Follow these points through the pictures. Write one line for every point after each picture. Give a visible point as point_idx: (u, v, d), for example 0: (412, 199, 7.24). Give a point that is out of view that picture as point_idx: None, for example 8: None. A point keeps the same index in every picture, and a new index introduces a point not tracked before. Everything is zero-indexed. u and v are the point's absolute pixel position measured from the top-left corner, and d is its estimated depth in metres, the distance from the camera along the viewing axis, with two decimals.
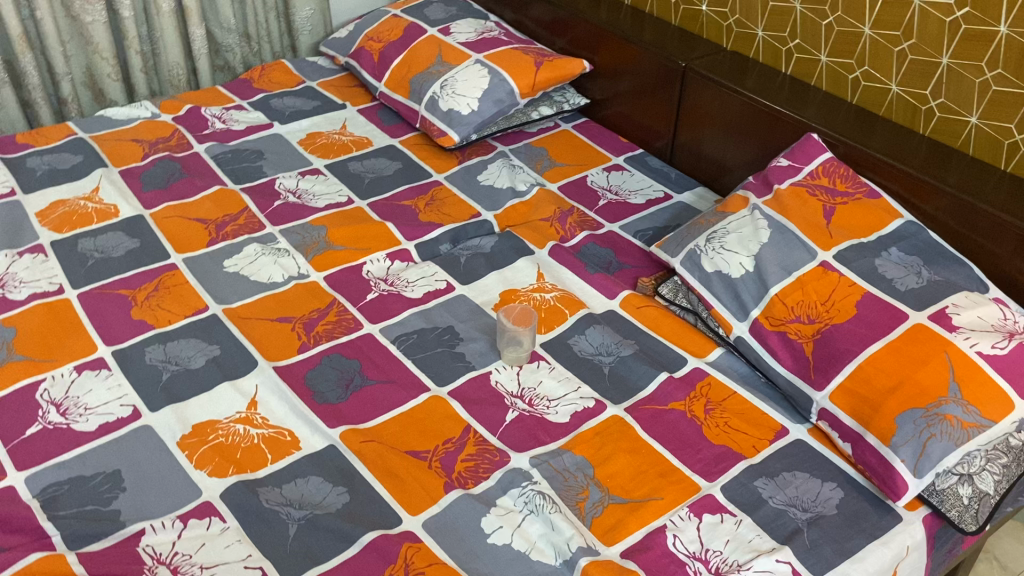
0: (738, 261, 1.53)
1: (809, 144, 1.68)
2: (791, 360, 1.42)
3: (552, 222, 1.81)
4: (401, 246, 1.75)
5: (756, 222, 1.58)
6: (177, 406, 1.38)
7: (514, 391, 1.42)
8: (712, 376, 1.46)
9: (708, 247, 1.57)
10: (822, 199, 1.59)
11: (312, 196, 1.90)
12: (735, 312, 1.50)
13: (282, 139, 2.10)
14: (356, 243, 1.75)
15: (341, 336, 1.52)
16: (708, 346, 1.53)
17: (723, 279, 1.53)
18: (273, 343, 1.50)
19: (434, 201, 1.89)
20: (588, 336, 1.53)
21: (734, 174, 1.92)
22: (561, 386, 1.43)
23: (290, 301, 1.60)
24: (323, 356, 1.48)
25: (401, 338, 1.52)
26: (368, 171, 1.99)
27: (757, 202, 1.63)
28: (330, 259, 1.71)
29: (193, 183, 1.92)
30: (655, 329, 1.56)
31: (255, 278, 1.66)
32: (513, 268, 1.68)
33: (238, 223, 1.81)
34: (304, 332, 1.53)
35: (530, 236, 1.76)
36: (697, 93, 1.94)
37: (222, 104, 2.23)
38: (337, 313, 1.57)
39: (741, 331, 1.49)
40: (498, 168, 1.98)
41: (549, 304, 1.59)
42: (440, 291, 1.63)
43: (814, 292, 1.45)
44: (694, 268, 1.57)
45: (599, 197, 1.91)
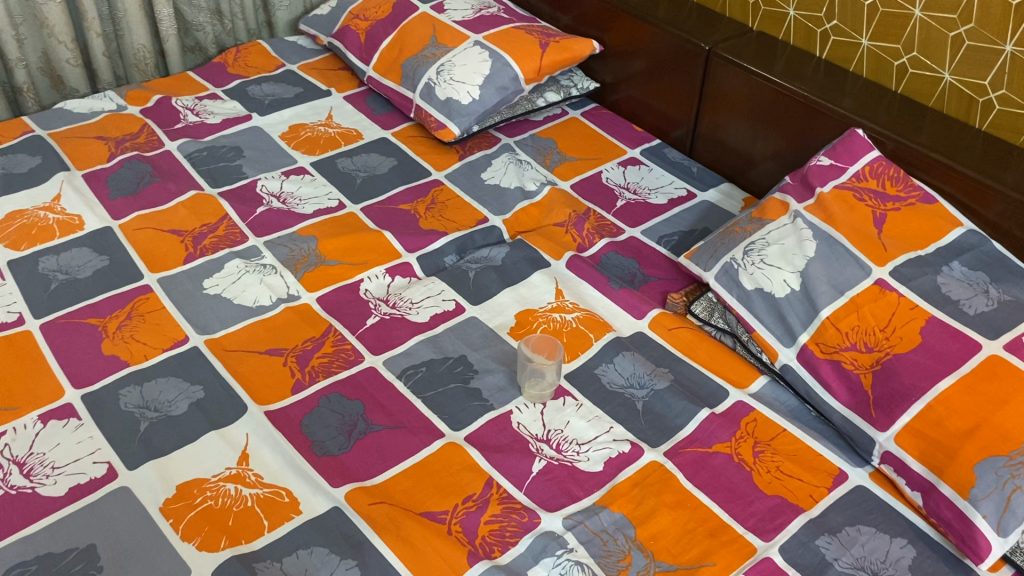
0: (782, 278, 1.38)
1: (854, 141, 1.52)
2: (847, 394, 1.27)
3: (567, 227, 1.64)
4: (402, 260, 1.58)
5: (800, 232, 1.42)
6: (159, 461, 1.22)
7: (539, 434, 1.27)
8: (758, 412, 1.31)
9: (747, 261, 1.42)
10: (872, 204, 1.43)
11: (299, 201, 1.71)
12: (780, 336, 1.35)
13: (262, 133, 1.90)
14: (351, 257, 1.58)
15: (340, 371, 1.36)
16: (751, 374, 1.38)
17: (765, 298, 1.38)
18: (264, 382, 1.34)
19: (435, 205, 1.71)
20: (617, 365, 1.37)
21: (762, 169, 1.76)
22: (591, 427, 1.28)
23: (282, 329, 1.43)
24: (322, 397, 1.31)
25: (408, 372, 1.36)
26: (360, 169, 1.80)
27: (797, 207, 1.47)
28: (323, 277, 1.53)
29: (167, 188, 1.72)
30: (691, 354, 1.40)
31: (240, 301, 1.48)
32: (528, 284, 1.52)
33: (217, 235, 1.62)
34: (298, 367, 1.36)
35: (544, 245, 1.60)
36: (722, 79, 1.76)
37: (194, 93, 2.03)
38: (334, 343, 1.40)
39: (789, 359, 1.34)
40: (503, 163, 1.81)
41: (571, 327, 1.43)
42: (449, 313, 1.46)
43: (871, 315, 1.30)
44: (732, 285, 1.41)
45: (616, 197, 1.74)
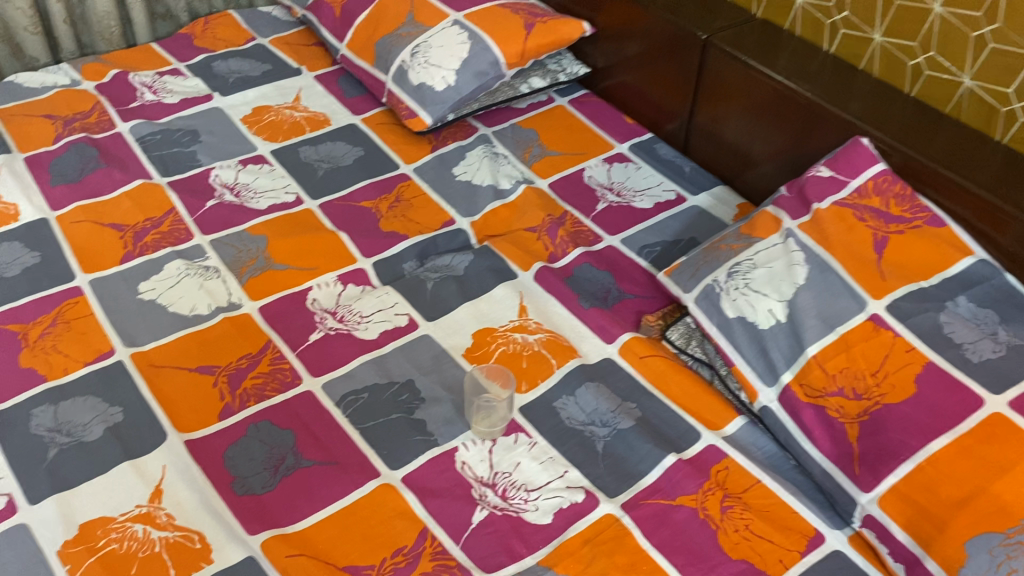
0: (767, 307, 1.24)
1: (858, 152, 1.36)
2: (830, 445, 1.14)
3: (539, 233, 1.50)
4: (356, 266, 1.44)
5: (790, 255, 1.28)
6: (64, 497, 1.11)
7: (484, 477, 1.14)
8: (731, 459, 1.17)
9: (731, 286, 1.28)
10: (873, 225, 1.28)
11: (253, 194, 1.58)
12: (761, 373, 1.21)
13: (223, 115, 1.76)
14: (301, 261, 1.45)
15: (273, 395, 1.24)
16: (727, 414, 1.24)
17: (748, 328, 1.24)
18: (190, 406, 1.22)
19: (399, 203, 1.57)
20: (579, 398, 1.24)
21: (760, 171, 1.60)
22: (543, 471, 1.15)
23: (216, 344, 1.31)
24: (251, 426, 1.19)
25: (348, 399, 1.23)
26: (322, 160, 1.66)
27: (790, 225, 1.32)
28: (268, 284, 1.41)
29: (112, 175, 1.60)
30: (663, 388, 1.26)
31: (175, 309, 1.36)
32: (490, 298, 1.39)
33: (161, 231, 1.50)
34: (228, 389, 1.24)
35: (512, 254, 1.46)
36: (720, 73, 1.60)
37: (156, 68, 1.90)
38: (270, 362, 1.28)
39: (769, 400, 1.20)
40: (477, 157, 1.67)
41: (532, 351, 1.30)
42: (400, 331, 1.33)
43: (862, 357, 1.16)
44: (712, 311, 1.28)
45: (597, 199, 1.59)
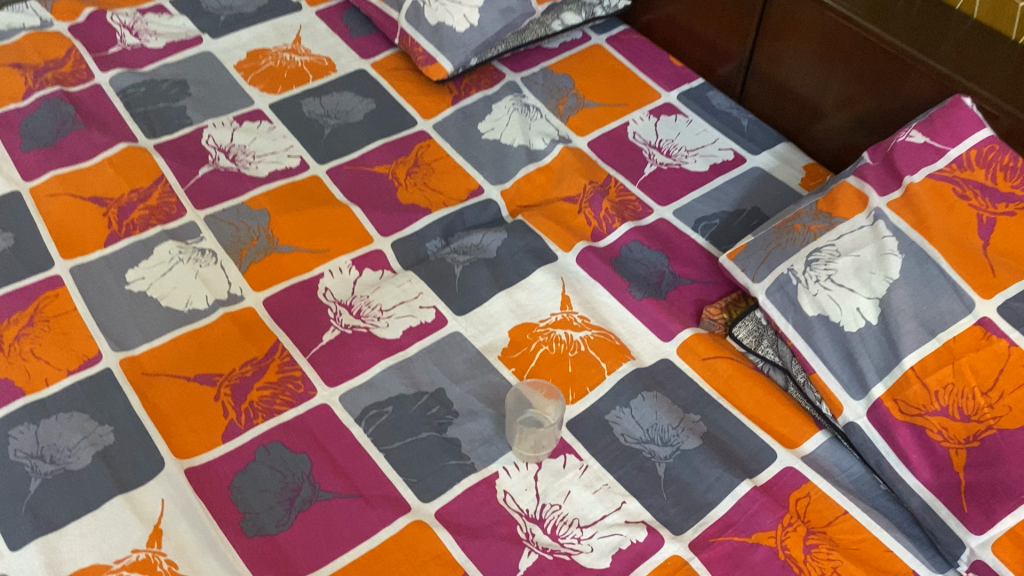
0: (855, 305, 1.06)
1: (958, 113, 1.16)
2: (931, 472, 0.98)
3: (580, 204, 1.32)
4: (373, 246, 1.26)
5: (881, 242, 1.09)
6: (50, 541, 0.96)
7: (531, 511, 1.00)
8: (813, 484, 1.03)
9: (811, 278, 1.10)
10: (977, 204, 1.10)
11: (251, 158, 1.39)
12: (847, 382, 1.05)
13: (214, 61, 1.55)
14: (310, 241, 1.26)
15: (283, 411, 1.08)
16: (806, 428, 1.08)
17: (831, 330, 1.07)
18: (190, 425, 1.06)
19: (419, 168, 1.38)
20: (634, 410, 1.08)
21: (829, 125, 1.40)
22: (598, 502, 1.01)
23: (217, 347, 1.14)
24: (259, 449, 1.04)
25: (371, 414, 1.07)
26: (329, 115, 1.46)
27: (879, 203, 1.13)
28: (273, 270, 1.23)
29: (92, 138, 1.40)
30: (730, 397, 1.10)
31: (168, 303, 1.19)
32: (527, 286, 1.21)
33: (149, 206, 1.31)
34: (232, 404, 1.08)
35: (550, 231, 1.28)
36: (788, 13, 1.38)
37: (136, 4, 1.67)
38: (279, 368, 1.12)
39: (856, 416, 1.04)
40: (506, 110, 1.47)
41: (578, 351, 1.14)
42: (426, 328, 1.16)
43: (970, 370, 1.00)
44: (788, 307, 1.10)
45: (645, 161, 1.40)
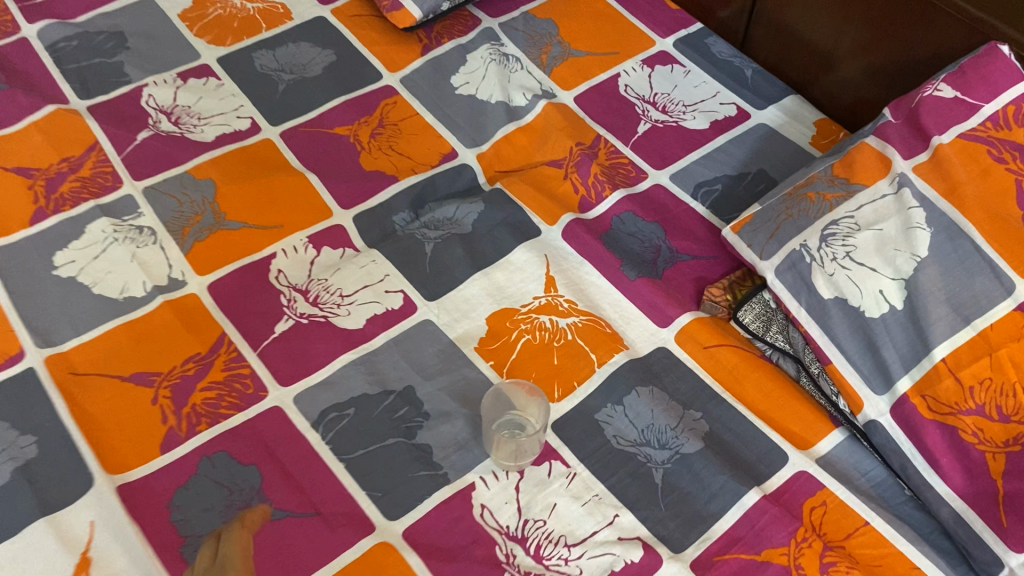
0: (877, 287, 0.94)
1: (995, 64, 1.03)
2: (963, 479, 0.87)
3: (566, 170, 1.18)
4: (333, 221, 1.12)
5: (906, 213, 0.96)
6: None
7: (511, 529, 0.87)
8: (830, 491, 0.91)
9: (827, 255, 0.97)
10: (1016, 168, 0.96)
11: (196, 121, 1.24)
12: (868, 374, 0.93)
13: (156, 11, 1.39)
14: (262, 215, 1.12)
15: (230, 415, 0.95)
16: (821, 425, 0.97)
17: (850, 315, 0.94)
18: (124, 435, 0.93)
19: (384, 129, 1.24)
20: (628, 408, 0.97)
21: (842, 76, 1.25)
22: (587, 516, 0.88)
23: (155, 341, 1.01)
24: (203, 461, 0.92)
25: (330, 418, 0.95)
26: (284, 69, 1.31)
27: (903, 167, 1.00)
28: (220, 250, 1.09)
29: (15, 98, 1.23)
30: (736, 391, 0.99)
31: (101, 291, 1.05)
32: (507, 265, 1.08)
33: (80, 177, 1.16)
34: (172, 408, 0.95)
35: (532, 201, 1.15)
36: None
37: None
38: (225, 365, 0.99)
39: (878, 413, 0.92)
40: (481, 61, 1.32)
41: (565, 341, 1.02)
42: (393, 315, 1.03)
43: (1010, 363, 0.88)
44: (800, 288, 0.98)
45: (638, 118, 1.25)
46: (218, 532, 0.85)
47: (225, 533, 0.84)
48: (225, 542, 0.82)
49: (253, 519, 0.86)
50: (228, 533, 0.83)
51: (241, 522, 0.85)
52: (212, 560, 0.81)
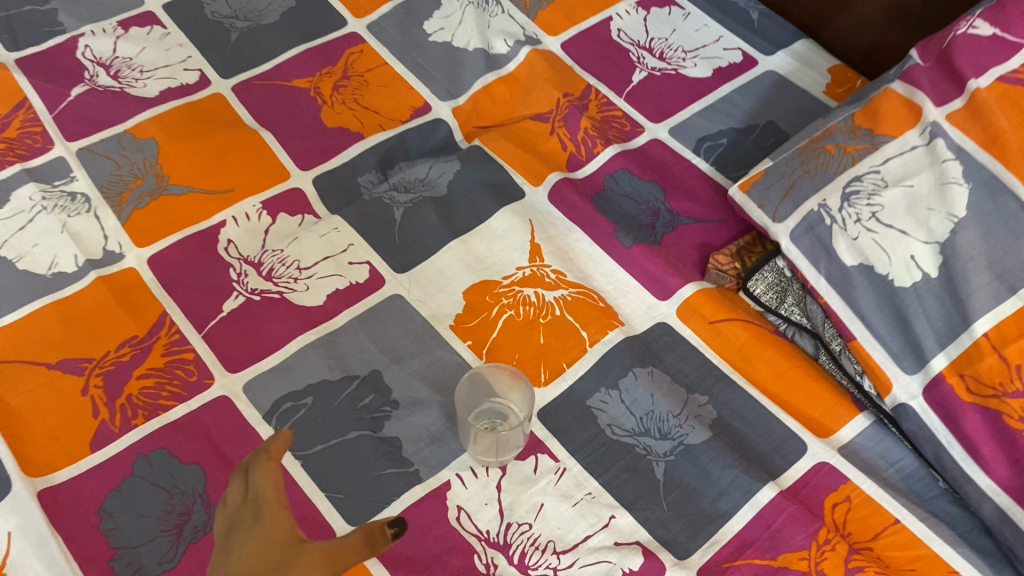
0: (908, 252, 0.82)
1: None
2: (1009, 470, 0.76)
3: (553, 123, 1.06)
4: (290, 184, 1.00)
5: (940, 166, 0.85)
6: None
7: (492, 535, 0.76)
8: (854, 485, 0.80)
9: (850, 216, 0.85)
10: None
11: (138, 74, 1.10)
12: (897, 352, 0.82)
13: None
14: (211, 178, 1.00)
15: (171, 406, 0.83)
16: (843, 410, 0.85)
17: (876, 285, 0.83)
18: (49, 431, 0.81)
19: (349, 81, 1.10)
20: (624, 393, 0.85)
21: (858, 16, 1.12)
22: (578, 518, 0.77)
23: (87, 321, 0.88)
24: (138, 460, 0.80)
25: (285, 409, 0.83)
26: (237, 16, 1.17)
27: (935, 115, 0.88)
28: (163, 219, 0.96)
29: None
30: (746, 371, 0.88)
31: (26, 266, 0.91)
32: (486, 232, 0.96)
33: (5, 137, 1.02)
34: (105, 398, 0.83)
35: (515, 159, 1.02)
36: None
37: None
38: (166, 349, 0.87)
39: (909, 396, 0.81)
40: (457, 5, 1.18)
41: (552, 317, 0.90)
42: (357, 290, 0.91)
43: None
44: (819, 254, 0.86)
45: (632, 66, 1.12)
46: (243, 460, 0.64)
47: (251, 467, 0.63)
48: (255, 484, 0.62)
49: (279, 449, 0.63)
50: (255, 472, 0.62)
51: (263, 454, 0.62)
52: (246, 506, 0.61)
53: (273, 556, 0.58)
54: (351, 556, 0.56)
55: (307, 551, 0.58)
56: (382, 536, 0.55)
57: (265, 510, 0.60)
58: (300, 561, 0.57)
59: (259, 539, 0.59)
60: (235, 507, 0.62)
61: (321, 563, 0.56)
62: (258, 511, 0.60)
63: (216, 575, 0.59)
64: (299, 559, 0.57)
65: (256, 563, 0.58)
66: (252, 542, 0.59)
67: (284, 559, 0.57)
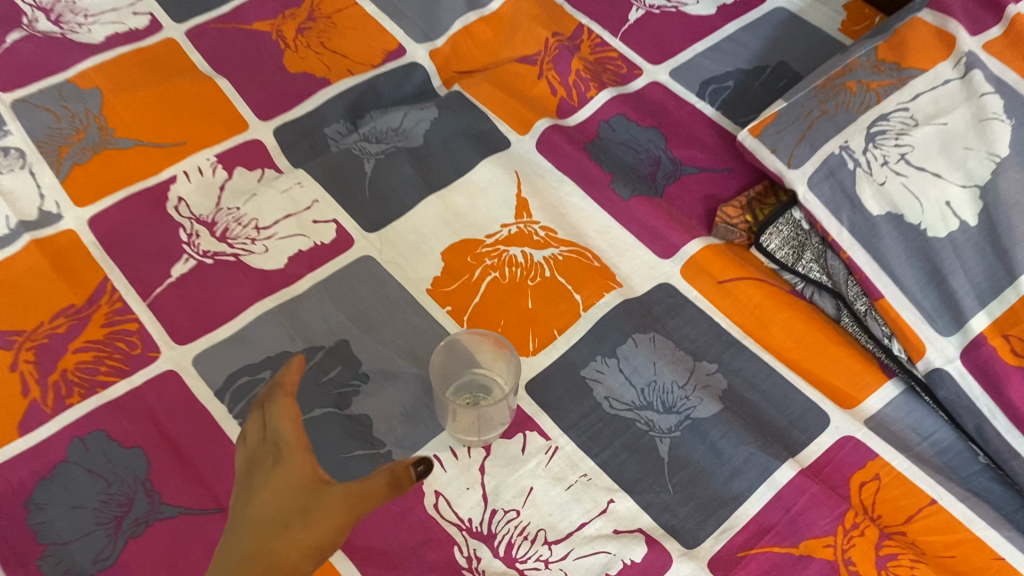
0: (942, 197, 0.73)
1: None
2: None
3: (541, 66, 0.97)
4: (249, 135, 0.90)
5: (977, 101, 0.75)
6: None
7: (474, 524, 0.67)
8: (884, 462, 0.71)
9: (876, 160, 0.76)
10: None
11: (83, 18, 0.98)
12: (930, 312, 0.72)
13: None
14: (161, 129, 0.89)
15: (111, 383, 0.73)
16: (869, 377, 0.76)
17: (906, 236, 0.74)
18: None
19: (316, 23, 1.00)
20: (623, 361, 0.76)
21: None
22: (572, 503, 0.68)
23: (17, 289, 0.78)
24: (73, 444, 0.70)
25: (240, 385, 0.73)
26: None
27: (970, 45, 0.78)
28: (106, 174, 0.86)
29: None
30: (760, 336, 0.78)
31: None
32: (467, 186, 0.87)
33: None
34: (35, 375, 0.73)
35: (500, 106, 0.93)
36: None
37: None
38: (106, 320, 0.77)
39: (945, 360, 0.71)
40: None
41: (542, 279, 0.80)
42: (323, 250, 0.82)
43: None
44: (841, 203, 0.76)
45: (628, 4, 1.02)
46: (258, 400, 0.60)
47: (267, 403, 0.58)
48: (273, 420, 0.57)
49: (292, 380, 0.59)
50: (271, 406, 0.58)
51: (280, 387, 0.58)
52: (267, 446, 0.56)
53: (295, 501, 0.52)
54: (374, 503, 0.52)
55: (326, 493, 0.52)
56: (406, 478, 0.52)
57: (285, 450, 0.55)
58: (323, 504, 0.52)
59: (280, 479, 0.53)
60: (255, 445, 0.57)
61: (343, 506, 0.51)
62: (279, 452, 0.55)
63: (231, 520, 0.53)
64: (322, 502, 0.52)
65: (278, 509, 0.52)
66: (273, 483, 0.53)
67: (305, 505, 0.52)
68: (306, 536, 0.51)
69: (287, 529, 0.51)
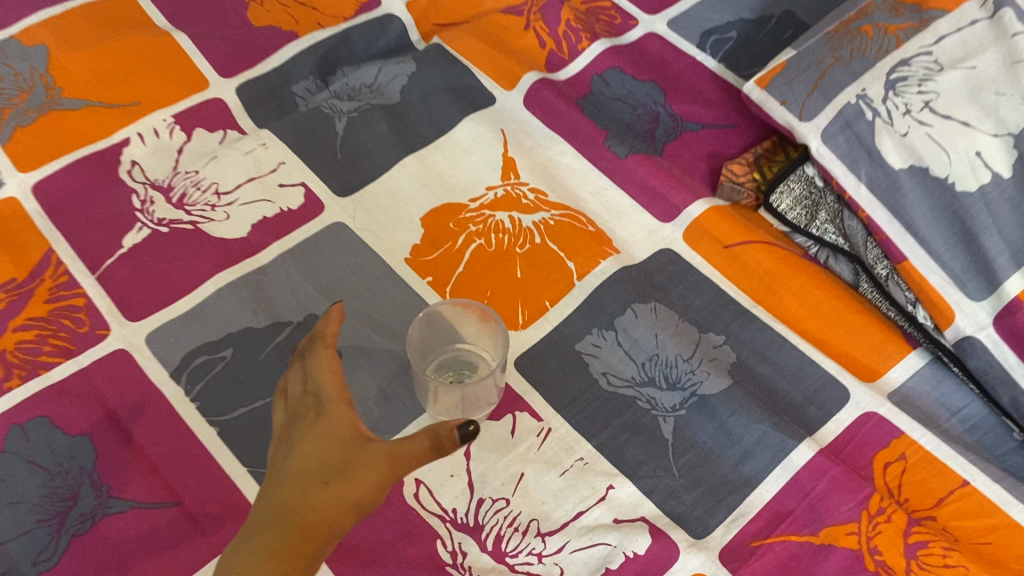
0: (973, 147, 0.66)
1: None
2: None
3: (528, 16, 0.89)
4: (210, 94, 0.83)
5: (1009, 41, 0.68)
6: None
7: (459, 514, 0.60)
8: (910, 440, 0.64)
9: (898, 108, 0.69)
10: None
11: None
12: (960, 275, 0.65)
13: None
14: (113, 88, 0.81)
15: (54, 365, 0.65)
16: (890, 348, 0.69)
17: (933, 190, 0.67)
18: None
19: None
20: (622, 334, 0.69)
21: None
22: (567, 490, 0.61)
23: None
24: (10, 432, 0.61)
25: (198, 365, 0.66)
26: None
27: None
28: (52, 136, 0.78)
29: None
30: (772, 304, 0.72)
31: None
32: (447, 146, 0.80)
33: None
34: None
35: (484, 60, 0.87)
36: None
37: None
38: (48, 296, 0.69)
39: (976, 328, 0.65)
40: None
41: (532, 245, 0.73)
42: (291, 215, 0.75)
43: None
44: (860, 157, 0.69)
45: None
46: (298, 352, 0.56)
47: (307, 355, 0.53)
48: (314, 372, 0.52)
49: (334, 334, 0.54)
50: (312, 359, 0.53)
51: (320, 339, 0.54)
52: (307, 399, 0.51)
53: (337, 455, 0.47)
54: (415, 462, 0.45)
55: (370, 448, 0.47)
56: (450, 440, 0.45)
57: (327, 405, 0.50)
58: (363, 461, 0.46)
59: (320, 433, 0.48)
60: (296, 399, 0.52)
61: (383, 466, 0.46)
62: (320, 407, 0.50)
63: (270, 473, 0.48)
64: (362, 458, 0.47)
65: (318, 460, 0.47)
66: (311, 439, 0.48)
67: (346, 458, 0.47)
68: (345, 492, 0.45)
69: (325, 484, 0.45)
